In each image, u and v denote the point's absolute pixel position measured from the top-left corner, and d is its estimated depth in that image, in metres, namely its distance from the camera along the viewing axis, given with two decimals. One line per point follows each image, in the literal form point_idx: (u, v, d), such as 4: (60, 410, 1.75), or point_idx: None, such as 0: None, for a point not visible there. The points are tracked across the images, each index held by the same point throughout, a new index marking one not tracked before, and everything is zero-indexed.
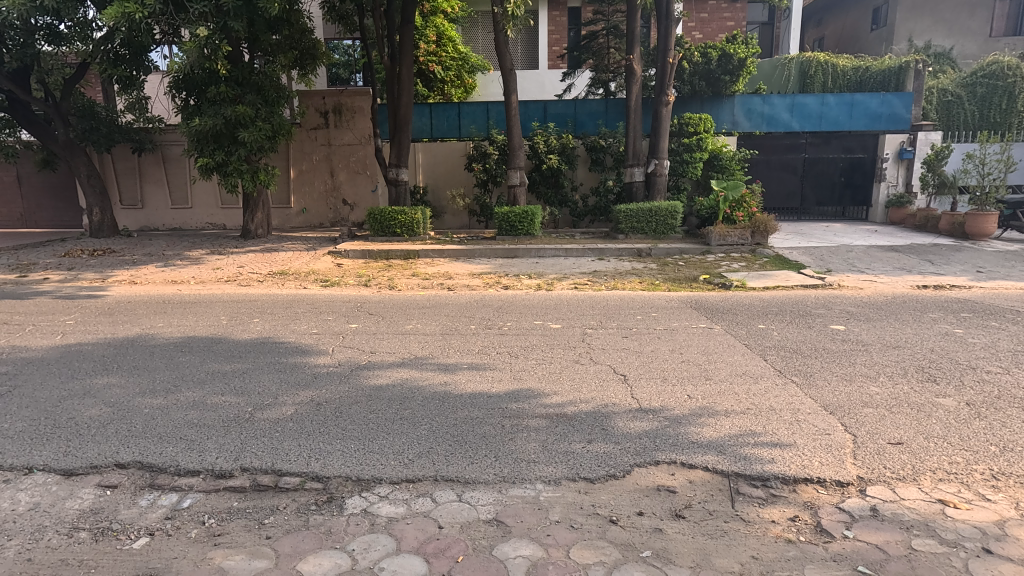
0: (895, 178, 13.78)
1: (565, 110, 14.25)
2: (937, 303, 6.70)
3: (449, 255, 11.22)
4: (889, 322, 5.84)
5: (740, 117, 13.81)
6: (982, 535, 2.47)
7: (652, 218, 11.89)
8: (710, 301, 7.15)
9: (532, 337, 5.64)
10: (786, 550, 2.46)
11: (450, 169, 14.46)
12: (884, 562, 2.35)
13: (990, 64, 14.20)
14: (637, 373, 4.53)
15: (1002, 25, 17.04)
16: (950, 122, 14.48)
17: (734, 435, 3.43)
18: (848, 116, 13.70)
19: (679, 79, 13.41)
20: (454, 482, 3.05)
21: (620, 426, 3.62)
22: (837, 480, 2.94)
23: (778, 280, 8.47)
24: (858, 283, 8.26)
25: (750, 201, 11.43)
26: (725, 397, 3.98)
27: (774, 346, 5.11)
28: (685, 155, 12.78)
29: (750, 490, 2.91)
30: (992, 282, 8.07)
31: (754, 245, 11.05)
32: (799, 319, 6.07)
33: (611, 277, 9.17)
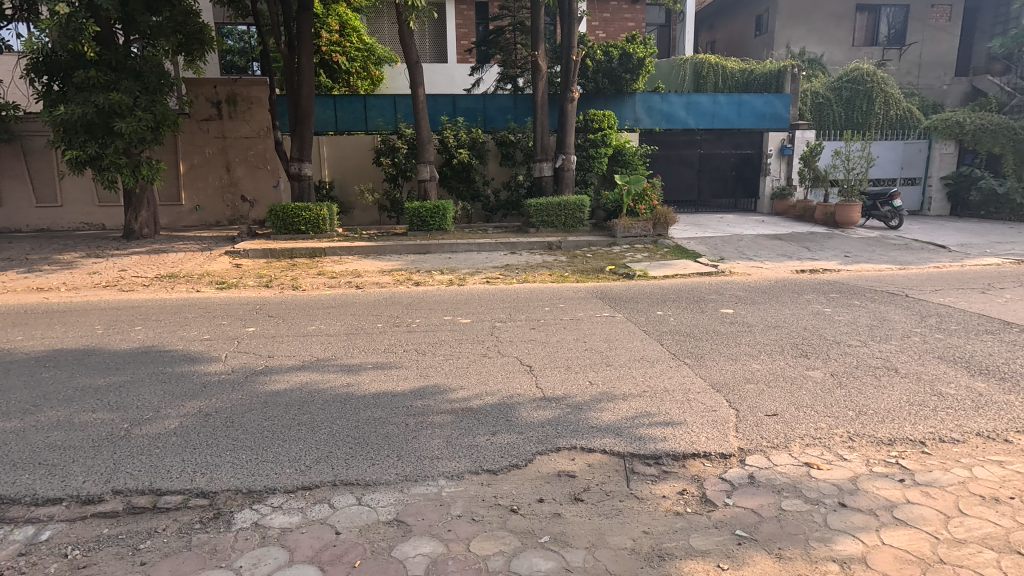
0: (778, 173, 15.04)
1: (474, 104, 14.24)
2: (812, 285, 7.39)
3: (358, 252, 10.86)
4: (770, 304, 6.38)
5: (641, 114, 14.50)
6: (840, 491, 2.76)
7: (560, 212, 12.21)
8: (615, 290, 7.46)
9: (441, 333, 5.61)
10: (674, 523, 2.61)
11: (357, 164, 14.00)
12: (758, 525, 2.56)
13: (853, 70, 15.89)
14: (543, 363, 4.62)
15: (862, 36, 19.17)
16: (823, 121, 15.91)
17: (631, 417, 3.60)
18: (737, 114, 14.83)
19: (583, 76, 13.94)
20: (353, 485, 2.95)
21: (524, 416, 3.67)
22: (721, 452, 3.16)
23: (677, 268, 8.99)
24: (747, 269, 8.94)
25: (651, 194, 12.01)
26: (624, 381, 4.17)
27: (669, 331, 5.41)
28: (590, 150, 13.20)
29: (643, 469, 3.06)
30: (856, 265, 9.05)
31: (655, 237, 11.64)
32: (693, 304, 6.48)
33: (522, 270, 9.29)
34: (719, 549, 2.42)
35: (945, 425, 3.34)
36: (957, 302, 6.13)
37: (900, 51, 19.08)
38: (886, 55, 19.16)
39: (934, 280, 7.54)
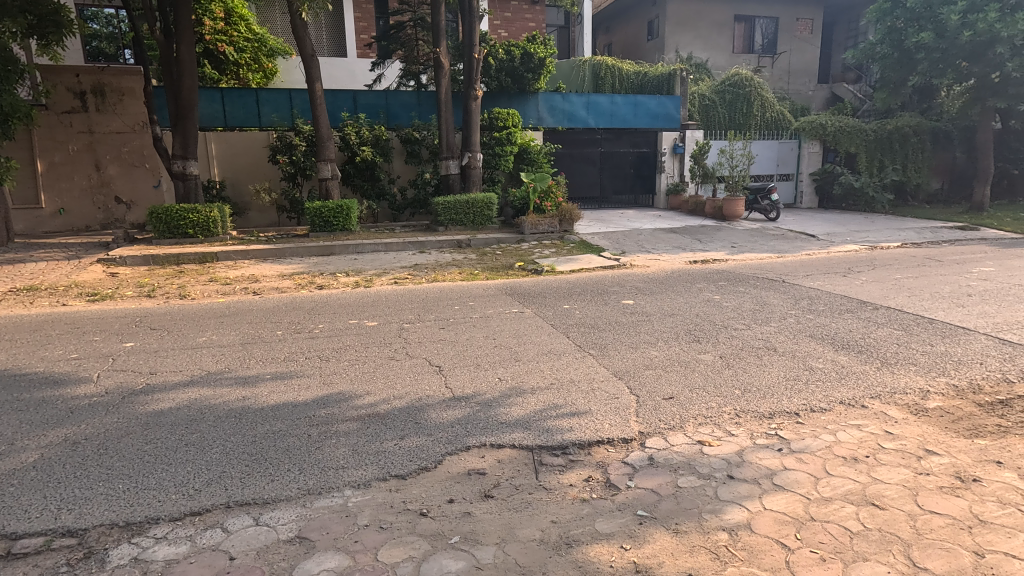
0: (672, 170, 16.02)
1: (376, 100, 13.84)
2: (703, 275, 7.93)
3: (255, 256, 10.20)
4: (667, 294, 6.77)
5: (544, 112, 14.83)
6: (729, 465, 2.98)
7: (469, 210, 12.20)
8: (523, 286, 7.57)
9: (346, 337, 5.40)
10: (581, 509, 2.70)
11: (251, 162, 13.15)
12: (657, 503, 2.71)
13: (734, 75, 17.15)
14: (452, 362, 4.59)
15: (741, 44, 20.84)
16: (709, 122, 17.15)
17: (539, 410, 3.67)
18: (633, 115, 15.58)
19: (486, 74, 14.02)
20: (250, 505, 2.77)
21: (433, 417, 3.63)
22: (623, 437, 3.30)
23: (582, 263, 9.29)
24: (646, 262, 9.43)
25: (556, 192, 12.29)
26: (532, 375, 4.25)
27: (575, 324, 5.58)
28: (496, 148, 13.31)
29: (551, 460, 3.13)
30: (741, 255, 9.85)
31: (562, 233, 11.95)
32: (597, 297, 6.73)
33: (431, 269, 9.17)
34: (623, 530, 2.53)
35: (816, 396, 3.72)
36: (824, 286, 6.85)
37: (773, 59, 20.98)
38: (761, 62, 20.99)
39: (806, 266, 8.38)
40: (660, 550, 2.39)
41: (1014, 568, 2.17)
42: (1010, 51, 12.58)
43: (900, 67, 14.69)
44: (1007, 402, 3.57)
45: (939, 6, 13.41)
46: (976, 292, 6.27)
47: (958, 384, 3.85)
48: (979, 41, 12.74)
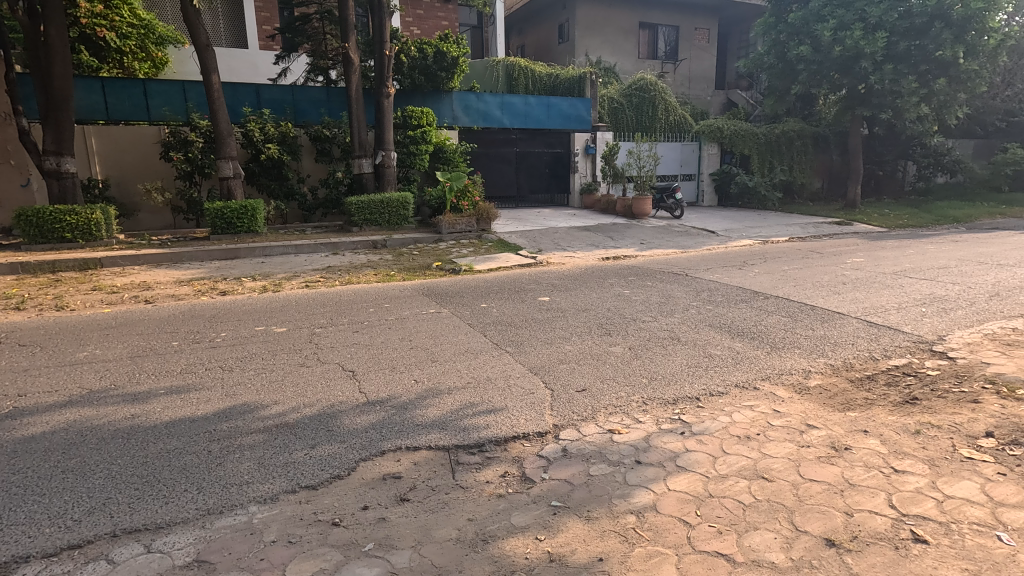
0: (586, 171, 16.53)
1: (281, 95, 13.15)
2: (615, 271, 8.26)
3: (147, 261, 9.37)
4: (580, 290, 6.99)
5: (459, 112, 14.83)
6: (637, 451, 3.14)
7: (383, 209, 11.92)
8: (440, 286, 7.52)
9: (251, 345, 5.10)
10: (497, 505, 2.73)
11: (140, 160, 12.08)
12: (570, 493, 2.80)
13: (639, 80, 17.60)
14: (367, 367, 4.46)
15: (645, 50, 21.90)
16: (618, 125, 17.59)
17: (455, 410, 3.66)
18: (546, 115, 15.89)
19: (398, 71, 13.74)
20: (140, 532, 2.54)
21: (345, 423, 3.52)
22: (538, 431, 3.38)
23: (500, 262, 9.36)
24: (561, 259, 9.68)
25: (473, 190, 12.30)
26: (448, 375, 4.23)
27: (492, 322, 5.61)
28: (411, 147, 13.11)
29: (468, 458, 3.14)
30: (649, 251, 10.37)
31: (480, 231, 11.98)
32: (514, 295, 6.81)
33: (345, 271, 8.87)
34: (537, 522, 2.58)
35: (715, 381, 4.00)
36: (723, 278, 7.36)
37: (674, 65, 22.21)
38: (664, 68, 22.16)
39: (707, 260, 8.96)
40: (573, 538, 2.47)
41: (877, 524, 2.44)
42: (873, 65, 14.11)
43: (784, 76, 16.02)
44: (873, 376, 4.04)
45: (815, 22, 14.81)
46: (849, 281, 7.00)
47: (835, 363, 4.29)
48: (847, 55, 14.20)
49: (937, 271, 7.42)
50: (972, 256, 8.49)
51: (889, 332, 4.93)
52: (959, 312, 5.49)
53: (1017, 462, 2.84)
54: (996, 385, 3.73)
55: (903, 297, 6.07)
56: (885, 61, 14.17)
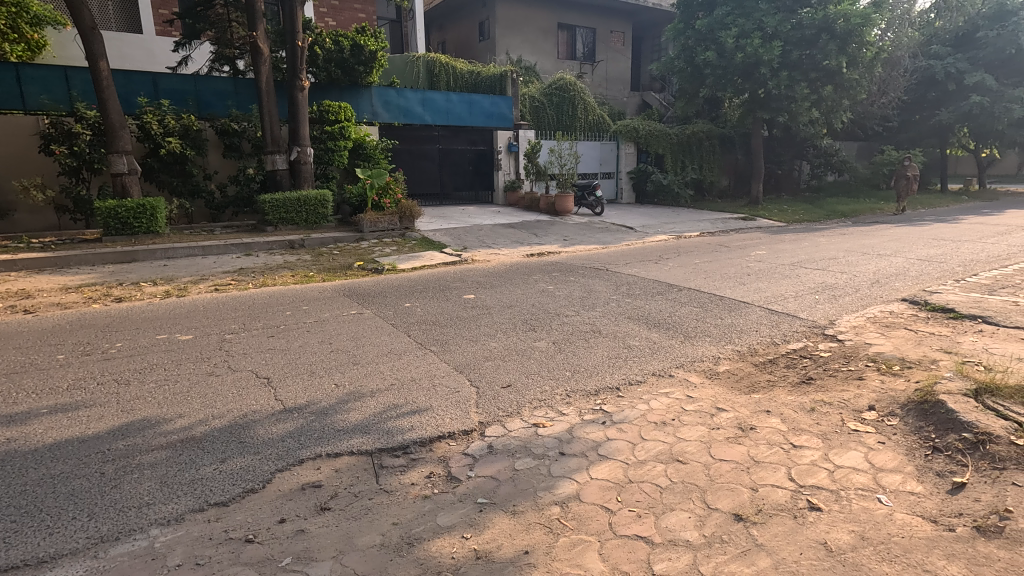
0: (509, 168, 16.56)
1: (182, 85, 12.23)
2: (539, 267, 8.38)
3: (27, 266, 8.42)
4: (504, 287, 7.03)
5: (378, 107, 14.46)
6: (561, 442, 3.20)
7: (300, 208, 11.40)
8: (361, 286, 7.31)
9: (152, 355, 4.71)
10: (422, 506, 2.69)
11: (16, 153, 10.82)
12: (496, 489, 2.80)
13: (559, 79, 17.94)
14: (283, 372, 4.25)
15: (565, 51, 22.39)
16: (540, 123, 17.80)
17: (379, 413, 3.57)
18: (468, 113, 15.85)
19: (312, 64, 13.17)
20: (18, 569, 2.27)
21: (259, 434, 3.33)
22: (463, 429, 3.36)
23: (424, 260, 9.23)
24: (486, 257, 9.69)
25: (395, 188, 12.01)
26: (370, 378, 4.11)
27: (416, 322, 5.52)
28: (329, 143, 12.63)
29: (392, 461, 3.07)
30: (571, 247, 10.62)
31: (403, 230, 11.74)
32: (439, 293, 6.75)
33: (260, 273, 8.41)
34: (464, 520, 2.57)
35: (633, 370, 4.17)
36: (640, 272, 7.67)
37: (592, 66, 22.87)
38: (583, 68, 22.74)
39: (625, 256, 9.32)
40: (499, 533, 2.48)
41: (779, 496, 2.64)
42: (771, 72, 15.21)
43: (693, 80, 16.92)
44: (775, 360, 4.36)
45: (720, 30, 15.76)
46: (753, 272, 7.51)
47: (741, 349, 4.60)
48: (748, 62, 15.22)
49: (829, 262, 8.13)
50: (857, 247, 9.38)
51: (788, 318, 5.35)
52: (847, 298, 6.04)
53: (894, 431, 3.17)
54: (877, 362, 4.15)
55: (800, 286, 6.60)
56: (781, 68, 15.32)
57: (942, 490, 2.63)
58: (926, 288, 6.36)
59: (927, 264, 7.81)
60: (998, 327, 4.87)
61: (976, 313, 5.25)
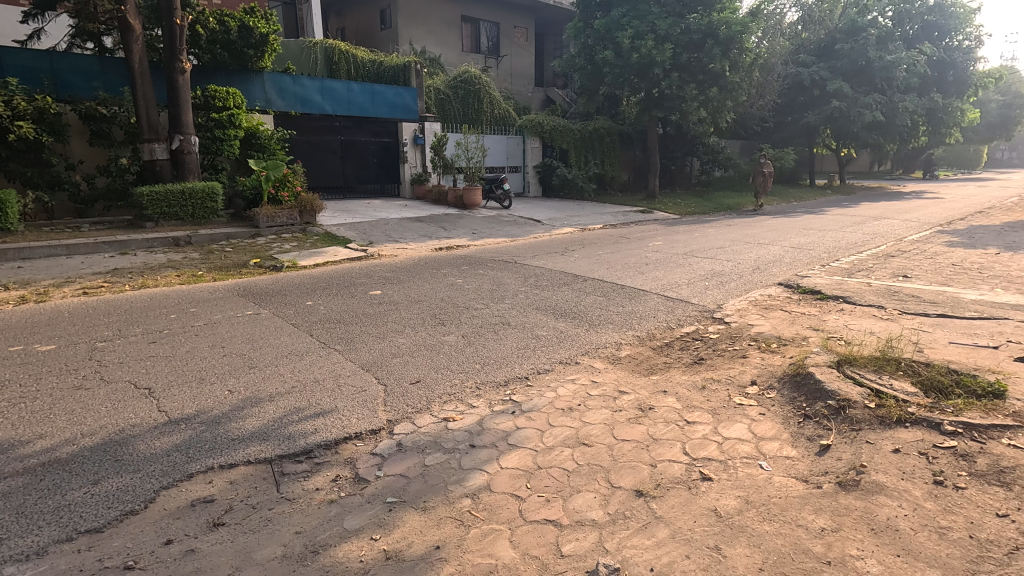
0: (415, 161, 16.23)
1: (34, 62, 10.76)
2: (448, 261, 8.32)
3: None
4: (412, 281, 6.90)
5: (272, 95, 13.66)
6: (471, 435, 3.20)
7: (184, 201, 10.45)
8: (257, 285, 6.84)
9: (7, 369, 4.12)
10: (328, 511, 2.58)
11: None
12: (406, 487, 2.75)
13: (463, 72, 17.81)
14: (168, 381, 3.89)
15: (469, 44, 22.31)
16: (445, 115, 17.63)
17: (279, 418, 3.37)
18: (372, 103, 15.39)
19: (194, 45, 12.07)
20: None
21: (140, 449, 3.02)
22: (370, 429, 3.26)
23: (327, 256, 8.83)
24: (394, 251, 9.45)
25: (293, 180, 11.40)
26: (269, 382, 3.87)
27: (319, 320, 5.27)
28: (217, 131, 11.66)
29: (294, 467, 2.91)
30: (480, 240, 10.64)
31: (304, 224, 11.15)
32: (344, 290, 6.50)
33: (138, 273, 7.64)
34: (372, 522, 2.50)
35: (541, 360, 4.27)
36: (546, 264, 7.84)
37: (497, 60, 22.99)
38: (487, 62, 22.79)
39: (532, 248, 9.49)
40: (409, 531, 2.43)
41: (674, 470, 2.82)
42: (663, 72, 16.12)
43: (593, 77, 17.53)
44: (670, 343, 4.65)
45: (616, 30, 16.44)
46: (651, 262, 7.94)
47: (640, 334, 4.85)
48: (643, 62, 16.02)
49: (717, 251, 8.78)
50: (740, 237, 10.23)
51: (682, 304, 5.72)
52: (732, 284, 6.57)
53: (772, 402, 3.50)
54: (758, 341, 4.56)
55: (692, 274, 7.07)
56: (673, 69, 16.27)
57: (812, 452, 2.95)
58: (799, 273, 7.06)
59: (798, 252, 8.68)
60: (856, 306, 5.53)
61: (838, 294, 5.92)
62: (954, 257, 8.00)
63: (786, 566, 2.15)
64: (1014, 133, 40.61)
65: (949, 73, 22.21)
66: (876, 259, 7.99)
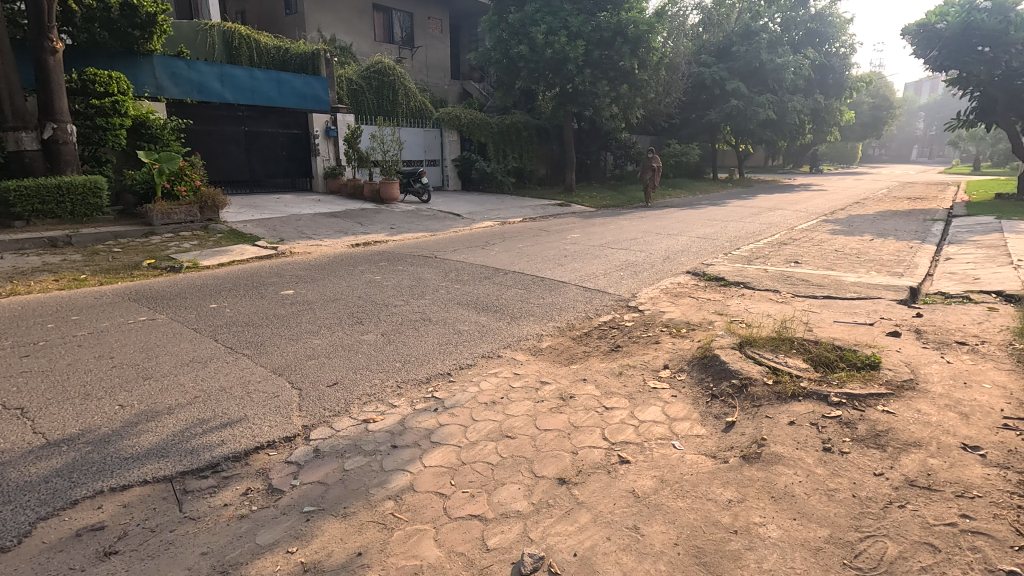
0: (327, 153, 15.52)
1: None
2: (365, 257, 8.06)
3: None
4: (327, 280, 6.62)
5: (164, 80, 12.59)
6: (392, 436, 3.12)
7: (62, 197, 9.37)
8: (152, 287, 6.28)
9: None
10: (239, 528, 2.42)
11: None
12: (324, 494, 2.64)
13: (376, 63, 17.38)
14: (45, 400, 3.47)
15: (381, 33, 21.69)
16: (359, 107, 17.08)
17: (180, 431, 3.11)
18: (278, 93, 14.58)
19: (68, 23, 10.81)
20: None
21: (11, 478, 2.68)
22: (284, 436, 3.09)
23: (233, 255, 8.27)
24: (307, 249, 9.01)
25: (191, 174, 10.59)
26: (167, 393, 3.56)
27: (225, 324, 4.93)
28: (99, 119, 10.49)
29: (198, 484, 2.70)
30: (399, 235, 10.41)
31: (205, 222, 10.32)
32: (252, 290, 6.11)
33: (7, 277, 6.78)
34: (287, 534, 2.37)
35: (464, 354, 4.24)
36: (466, 258, 7.80)
37: (411, 52, 22.50)
38: (401, 53, 22.25)
39: (453, 242, 9.42)
40: (328, 540, 2.33)
41: (595, 455, 2.91)
42: (577, 68, 16.50)
43: (509, 72, 17.62)
44: (589, 332, 4.79)
45: (530, 25, 16.60)
46: (569, 254, 8.13)
47: (560, 325, 4.95)
48: (557, 58, 16.30)
49: (630, 242, 9.15)
50: (652, 229, 10.72)
51: (599, 294, 5.90)
52: (645, 273, 6.86)
53: (683, 384, 3.70)
54: (670, 327, 4.80)
55: (608, 265, 7.31)
56: (586, 65, 16.69)
57: (719, 429, 3.14)
58: (704, 262, 7.50)
59: (704, 241, 9.24)
60: (754, 290, 5.96)
61: (739, 280, 6.36)
62: (837, 243, 8.83)
63: (699, 539, 2.28)
64: (883, 132, 45.41)
65: (829, 76, 24.43)
66: (772, 247, 8.68)
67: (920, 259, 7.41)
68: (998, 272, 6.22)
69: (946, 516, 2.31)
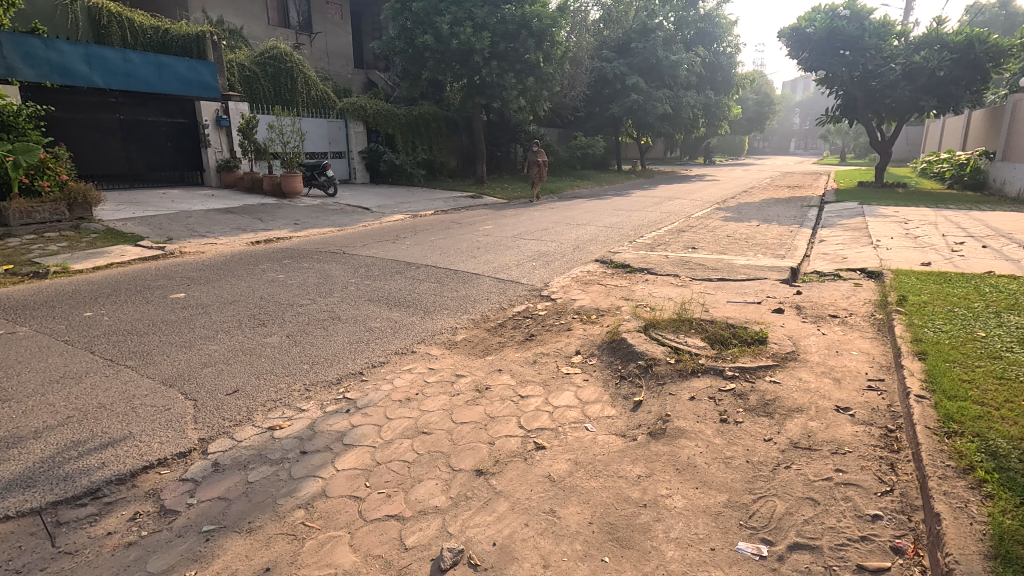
0: (220, 145, 14.40)
1: None
2: (267, 255, 7.59)
3: None
4: (224, 280, 6.15)
5: (15, 61, 11.17)
6: (300, 441, 2.97)
7: None
8: (9, 297, 5.50)
9: None
10: (126, 557, 2.19)
11: None
12: (226, 510, 2.46)
13: (271, 48, 16.36)
14: None
15: (275, 17, 20.42)
16: (253, 95, 16.03)
17: (50, 457, 2.77)
18: (158, 78, 13.32)
19: None
20: None
21: None
22: (177, 452, 2.84)
23: (110, 257, 7.44)
24: (199, 248, 8.30)
25: (54, 167, 9.41)
26: (33, 416, 3.15)
27: (103, 334, 4.44)
28: None
29: (73, 514, 2.41)
30: (304, 231, 9.88)
31: (75, 220, 9.27)
32: (136, 295, 5.55)
33: None
34: (184, 558, 2.19)
35: (375, 352, 4.12)
36: (376, 253, 7.57)
37: (309, 37, 21.39)
38: (299, 38, 21.09)
39: (362, 237, 9.11)
40: (232, 557, 2.18)
41: (511, 444, 2.93)
42: (483, 60, 16.47)
43: (415, 61, 17.26)
44: (503, 323, 4.82)
45: (434, 15, 16.34)
46: (482, 245, 8.14)
47: (475, 317, 4.94)
48: (463, 49, 16.19)
49: (541, 232, 9.31)
50: (562, 219, 10.98)
51: (511, 285, 5.95)
52: (556, 263, 7.02)
53: (594, 368, 3.84)
54: (580, 314, 4.95)
55: (521, 255, 7.40)
56: (493, 57, 16.72)
57: (627, 409, 3.28)
58: (611, 250, 7.80)
59: (610, 230, 9.60)
60: (657, 276, 6.29)
61: (643, 267, 6.68)
62: (728, 229, 9.52)
63: (611, 515, 2.37)
64: (765, 126, 49.50)
65: (718, 75, 26.09)
66: (672, 234, 9.19)
67: (798, 241, 8.18)
68: (862, 252, 7.00)
69: (824, 472, 2.58)
